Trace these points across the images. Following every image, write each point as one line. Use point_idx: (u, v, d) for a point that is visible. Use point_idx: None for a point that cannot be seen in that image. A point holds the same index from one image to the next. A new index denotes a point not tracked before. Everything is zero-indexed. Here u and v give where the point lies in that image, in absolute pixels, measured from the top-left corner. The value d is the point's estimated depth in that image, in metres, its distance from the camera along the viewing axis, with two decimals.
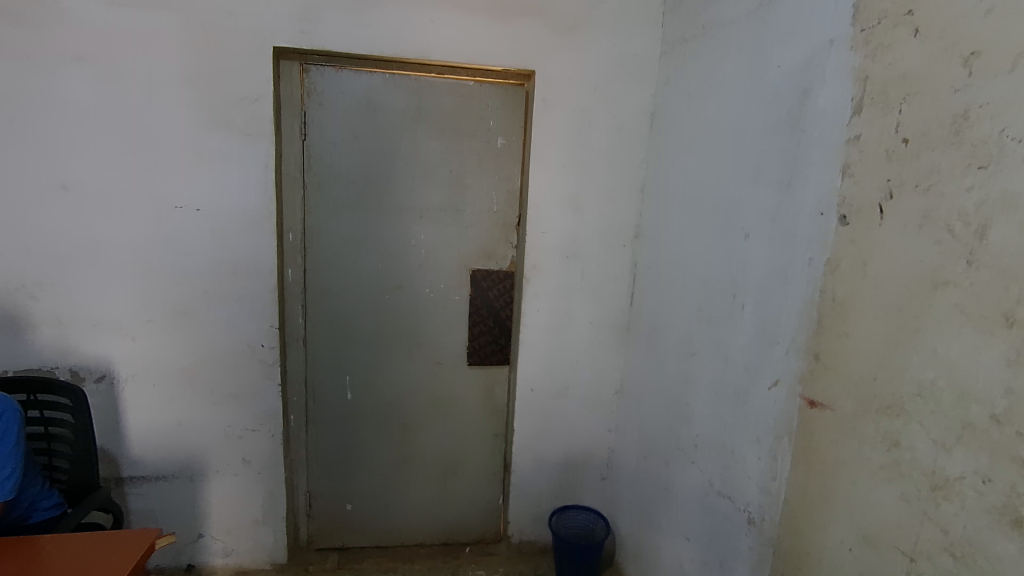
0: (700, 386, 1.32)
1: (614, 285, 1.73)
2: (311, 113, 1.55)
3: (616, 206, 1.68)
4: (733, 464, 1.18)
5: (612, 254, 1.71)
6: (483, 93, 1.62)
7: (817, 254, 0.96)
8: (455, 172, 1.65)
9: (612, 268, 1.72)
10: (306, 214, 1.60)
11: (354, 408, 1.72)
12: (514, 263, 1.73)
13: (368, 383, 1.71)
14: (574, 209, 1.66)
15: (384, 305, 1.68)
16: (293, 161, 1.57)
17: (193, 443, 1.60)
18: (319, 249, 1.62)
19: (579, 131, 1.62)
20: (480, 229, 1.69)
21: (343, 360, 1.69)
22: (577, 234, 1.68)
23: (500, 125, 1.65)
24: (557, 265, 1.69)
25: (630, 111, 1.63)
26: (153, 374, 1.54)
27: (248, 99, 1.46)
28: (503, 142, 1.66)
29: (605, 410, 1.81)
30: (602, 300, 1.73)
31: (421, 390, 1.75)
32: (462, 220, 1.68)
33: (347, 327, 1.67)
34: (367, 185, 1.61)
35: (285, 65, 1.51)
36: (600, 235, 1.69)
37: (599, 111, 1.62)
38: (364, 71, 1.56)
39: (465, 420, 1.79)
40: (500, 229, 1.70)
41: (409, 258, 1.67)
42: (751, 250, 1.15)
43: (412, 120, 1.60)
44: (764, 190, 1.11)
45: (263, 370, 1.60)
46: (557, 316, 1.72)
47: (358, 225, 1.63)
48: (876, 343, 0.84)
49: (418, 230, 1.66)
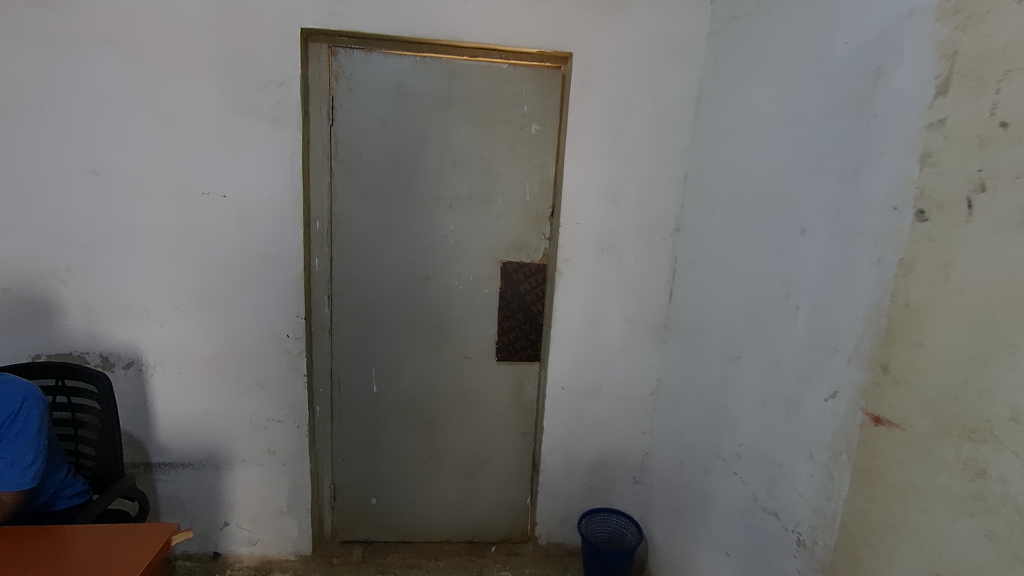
0: (746, 393, 1.23)
1: (652, 280, 1.64)
2: (338, 98, 1.50)
3: (657, 196, 1.59)
4: (781, 479, 1.09)
5: (652, 248, 1.62)
6: (517, 76, 1.54)
7: (887, 253, 0.86)
8: (486, 160, 1.58)
9: (650, 263, 1.63)
10: (333, 202, 1.56)
11: (380, 402, 1.68)
12: (546, 255, 1.65)
13: (394, 376, 1.67)
14: (612, 199, 1.58)
15: (411, 297, 1.63)
16: (321, 147, 1.53)
17: (219, 433, 1.59)
18: (346, 238, 1.58)
19: (619, 117, 1.53)
20: (512, 221, 1.62)
21: (370, 352, 1.65)
22: (613, 226, 1.59)
23: (534, 110, 1.57)
24: (592, 259, 1.61)
25: (674, 95, 1.53)
26: (180, 362, 1.53)
27: (275, 82, 1.42)
28: (538, 129, 1.58)
29: (639, 412, 1.73)
30: (639, 296, 1.65)
31: (447, 385, 1.70)
32: (492, 210, 1.61)
33: (374, 319, 1.63)
34: (395, 172, 1.56)
35: (314, 48, 1.46)
36: (638, 228, 1.60)
37: (640, 96, 1.52)
38: (394, 54, 1.50)
39: (493, 416, 1.73)
40: (533, 220, 1.63)
41: (437, 249, 1.61)
42: (808, 247, 1.05)
43: (442, 106, 1.53)
44: (824, 180, 1.01)
45: (288, 360, 1.57)
46: (591, 312, 1.64)
47: (386, 214, 1.58)
48: (959, 357, 0.74)
49: (447, 220, 1.60)
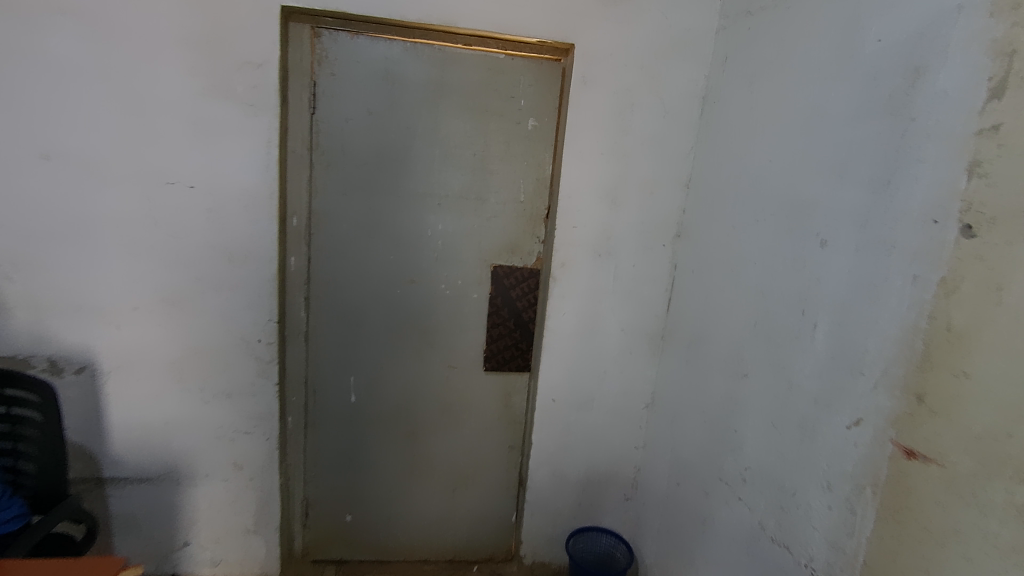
0: (753, 413, 1.15)
1: (650, 288, 1.56)
2: (321, 84, 1.38)
3: (658, 200, 1.50)
4: (793, 509, 1.01)
5: (651, 254, 1.54)
6: (515, 68, 1.44)
7: (925, 271, 0.79)
8: (478, 157, 1.48)
9: (649, 270, 1.55)
10: (311, 196, 1.44)
11: (358, 412, 1.57)
12: (540, 259, 1.55)
13: (374, 384, 1.57)
14: (611, 202, 1.49)
15: (394, 301, 1.53)
16: (300, 137, 1.40)
17: (181, 444, 1.46)
18: (325, 236, 1.46)
19: (621, 114, 1.44)
20: (505, 222, 1.52)
21: (348, 358, 1.54)
22: (612, 230, 1.51)
23: (532, 104, 1.47)
24: (589, 264, 1.52)
25: (680, 94, 1.45)
26: (139, 367, 1.40)
27: (251, 64, 1.30)
28: (535, 125, 1.48)
29: (632, 426, 1.65)
30: (636, 305, 1.56)
31: (431, 395, 1.59)
32: (484, 210, 1.51)
33: (353, 323, 1.52)
34: (381, 166, 1.45)
35: (295, 28, 1.34)
36: (638, 232, 1.52)
37: (645, 93, 1.44)
38: (382, 38, 1.38)
39: (479, 429, 1.64)
40: (527, 222, 1.53)
41: (423, 250, 1.51)
42: (829, 260, 0.97)
43: (433, 97, 1.43)
44: (851, 188, 0.93)
45: (258, 367, 1.45)
46: (585, 320, 1.55)
47: (370, 211, 1.47)
48: (1012, 389, 0.67)
49: (435, 220, 1.50)
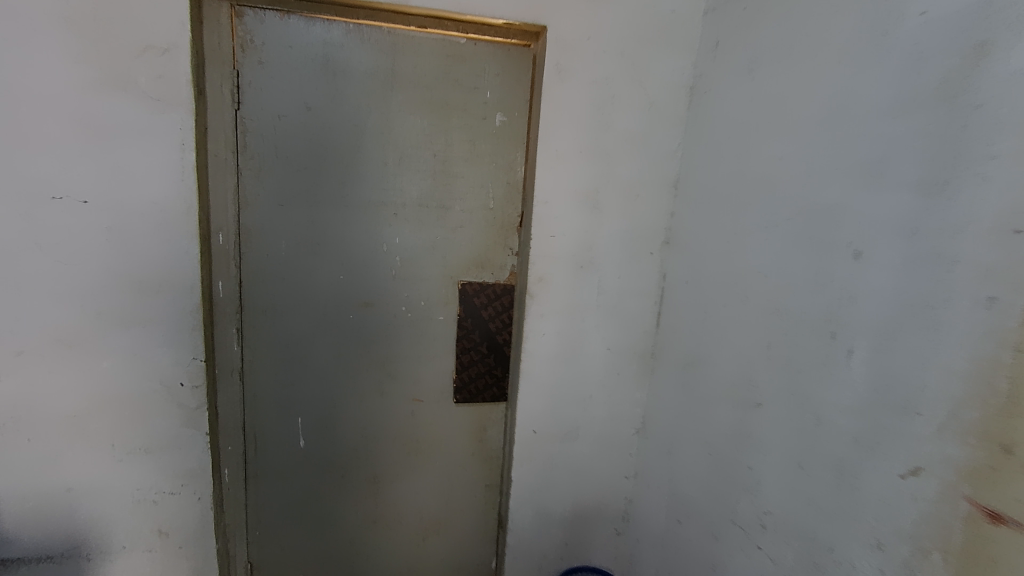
0: (771, 451, 1.00)
1: (637, 302, 1.40)
2: (246, 74, 1.15)
3: (644, 204, 1.34)
4: (830, 568, 0.86)
5: (637, 264, 1.37)
6: (479, 55, 1.25)
7: (1004, 292, 0.64)
8: (439, 158, 1.27)
9: (635, 282, 1.39)
10: (240, 209, 1.21)
11: (308, 457, 1.36)
12: (514, 274, 1.37)
13: (326, 425, 1.35)
14: (592, 207, 1.31)
15: (346, 329, 1.31)
16: (223, 138, 1.17)
17: (89, 514, 1.20)
18: (260, 256, 1.24)
19: (601, 108, 1.26)
20: (472, 233, 1.33)
21: (294, 397, 1.32)
22: (594, 238, 1.33)
23: (499, 97, 1.28)
24: (569, 278, 1.34)
25: (665, 84, 1.28)
26: (28, 426, 1.13)
27: (155, 49, 1.05)
28: (503, 120, 1.29)
29: (621, 454, 1.49)
30: (622, 321, 1.40)
31: (394, 434, 1.38)
32: (448, 220, 1.31)
33: (299, 357, 1.30)
34: (323, 171, 1.23)
35: (210, 7, 1.11)
36: (622, 241, 1.35)
37: (627, 83, 1.26)
38: (320, 19, 1.16)
39: (450, 469, 1.44)
40: (497, 232, 1.34)
41: (379, 268, 1.29)
42: (865, 276, 0.82)
43: (384, 89, 1.22)
44: (891, 191, 0.78)
45: (182, 416, 1.20)
46: (567, 341, 1.38)
47: (313, 224, 1.25)
48: None
49: (391, 233, 1.28)
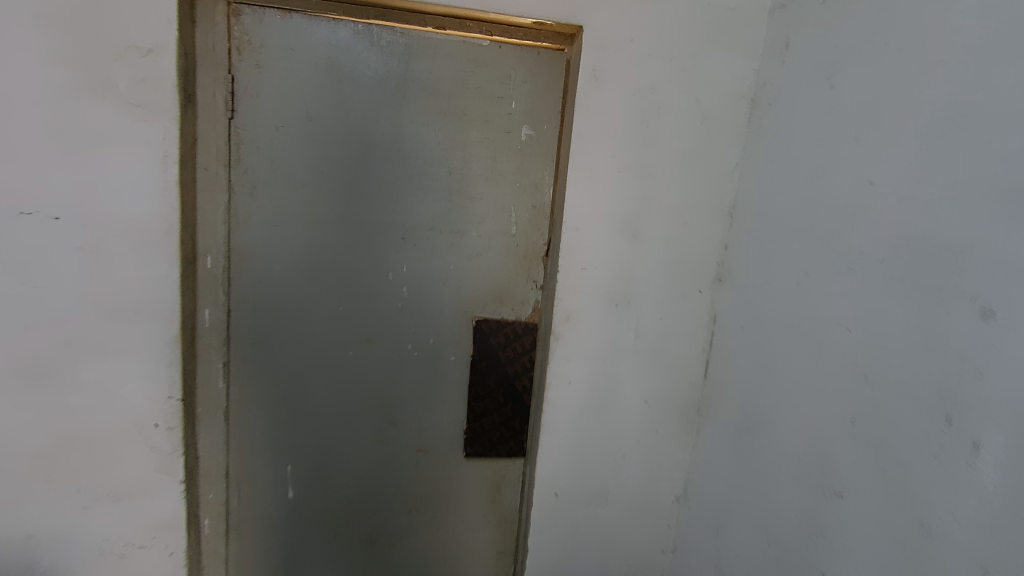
0: (854, 558, 0.77)
1: (681, 347, 1.20)
2: (242, 80, 1.03)
3: (693, 234, 1.14)
4: None
5: (683, 303, 1.17)
6: (504, 60, 1.10)
7: None
8: (455, 177, 1.12)
9: (680, 324, 1.18)
10: (230, 229, 1.08)
11: (298, 510, 1.20)
12: (538, 311, 1.20)
13: (319, 474, 1.19)
14: (631, 236, 1.13)
15: (345, 366, 1.15)
16: (214, 150, 1.05)
17: (51, 565, 1.06)
18: (251, 282, 1.10)
19: (644, 121, 1.08)
20: (491, 262, 1.16)
21: (284, 441, 1.17)
22: (632, 273, 1.14)
23: (525, 107, 1.12)
24: (602, 318, 1.15)
25: (721, 94, 1.09)
26: None
27: (138, 49, 0.94)
28: (530, 134, 1.13)
29: (658, 524, 1.27)
30: (663, 370, 1.20)
31: (395, 488, 1.22)
32: (463, 247, 1.15)
33: (291, 396, 1.15)
34: (324, 189, 1.09)
35: (204, 4, 1.00)
36: (666, 276, 1.15)
37: (675, 93, 1.08)
38: (325, 19, 1.04)
39: (458, 531, 1.26)
40: (520, 261, 1.17)
41: (383, 299, 1.14)
42: (999, 345, 0.61)
43: (395, 96, 1.07)
44: None
45: (154, 460, 1.06)
46: (598, 391, 1.18)
47: (311, 248, 1.11)
48: None
49: (399, 260, 1.13)
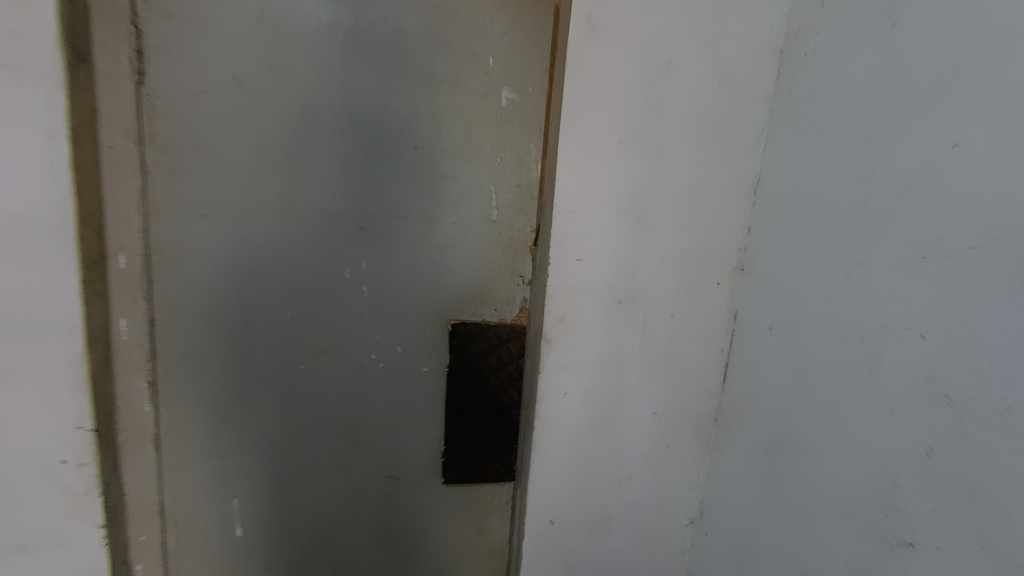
0: None
1: (695, 350, 1.02)
2: (151, 35, 0.83)
3: (710, 217, 0.96)
4: None
5: (697, 299, 1.00)
6: (478, 7, 0.90)
7: None
8: (422, 153, 0.93)
9: (694, 323, 1.01)
10: (147, 221, 0.89)
11: (250, 550, 1.03)
12: (525, 311, 1.02)
13: (273, 509, 1.02)
14: (636, 221, 0.94)
15: (298, 382, 0.98)
16: (121, 124, 0.85)
17: None
18: (178, 286, 0.92)
19: (651, 80, 0.89)
20: (467, 255, 0.98)
21: (229, 471, 1.00)
22: (638, 265, 0.96)
23: (506, 66, 0.92)
24: (602, 319, 0.97)
25: (744, 46, 0.90)
26: None
27: None
28: (512, 99, 0.94)
29: (670, 551, 1.11)
30: (675, 376, 1.02)
31: (362, 521, 1.05)
32: (433, 238, 0.96)
33: (234, 419, 0.98)
34: (262, 171, 0.90)
35: None
36: (677, 267, 0.97)
37: (689, 45, 0.89)
38: None
39: (439, 564, 1.10)
40: (502, 254, 1.00)
41: (340, 303, 0.96)
42: None
43: (345, 54, 0.88)
44: None
45: (65, 505, 0.86)
46: (599, 404, 1.01)
47: (249, 245, 0.92)
48: None
49: (356, 256, 0.95)
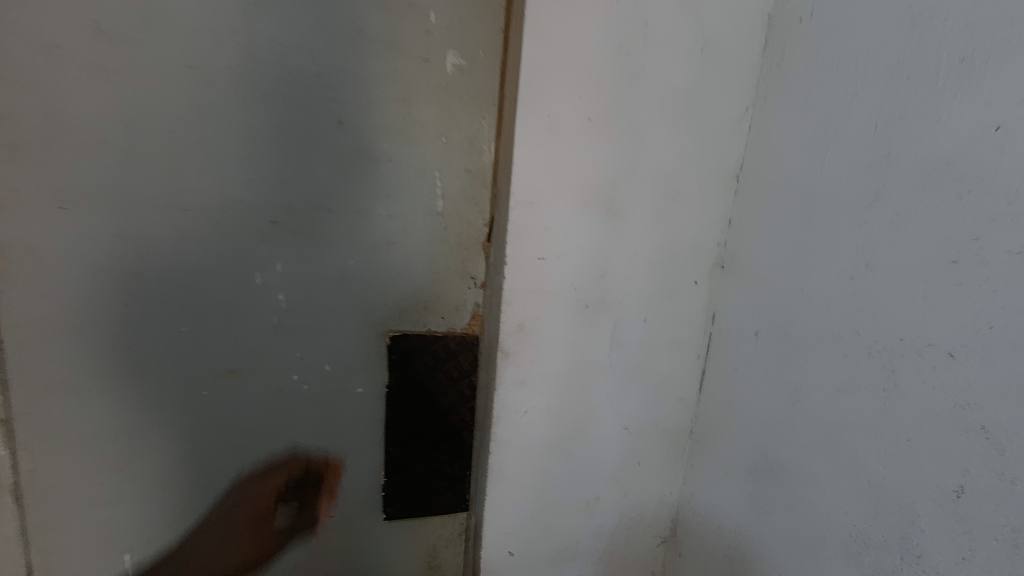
0: None
1: (670, 358, 0.91)
2: None
3: (687, 207, 0.84)
4: None
5: (673, 301, 0.88)
6: None
7: None
8: (350, 130, 0.76)
9: (669, 327, 0.89)
10: None
11: None
12: (478, 319, 0.88)
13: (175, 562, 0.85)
14: (606, 213, 0.81)
15: (203, 411, 0.81)
16: None
17: None
18: (32, 299, 0.72)
19: (625, 45, 0.75)
20: (409, 253, 0.83)
21: (117, 522, 0.81)
22: (608, 263, 0.83)
23: (452, 26, 0.77)
24: (568, 325, 0.84)
25: (729, 10, 0.78)
26: None
27: None
28: (459, 66, 0.78)
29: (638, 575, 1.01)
30: (648, 387, 0.91)
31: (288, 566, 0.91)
32: (366, 234, 0.80)
33: (120, 460, 0.79)
34: (141, 152, 0.71)
35: None
36: (652, 266, 0.85)
37: (669, 5, 0.75)
38: None
39: None
40: (451, 252, 0.85)
41: (252, 314, 0.79)
42: None
43: (247, 3, 0.69)
44: None
45: None
46: (563, 422, 0.89)
47: (129, 245, 0.73)
48: None
49: (271, 257, 0.78)
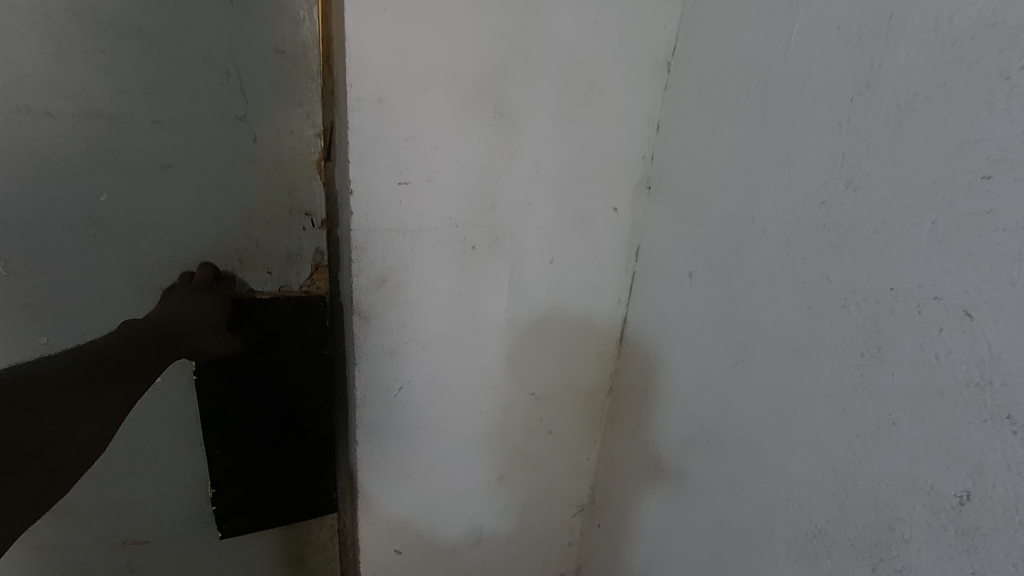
0: None
1: (586, 305, 0.72)
2: None
3: (605, 109, 0.62)
4: None
5: (588, 235, 0.68)
6: None
7: None
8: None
9: (585, 268, 0.70)
10: None
11: None
12: (322, 269, 0.75)
13: None
14: (492, 117, 0.58)
15: None
16: None
17: None
18: None
19: None
20: (200, 182, 0.66)
21: None
22: (500, 188, 0.61)
23: None
24: (450, 275, 0.63)
25: None
26: None
27: None
28: None
29: (553, 547, 0.88)
30: (558, 343, 0.73)
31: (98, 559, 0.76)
32: (124, 160, 0.62)
33: None
34: None
35: None
36: (559, 190, 0.64)
37: None
38: None
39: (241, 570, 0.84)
40: (267, 180, 0.69)
41: None
42: None
43: None
44: None
45: None
46: (451, 395, 0.69)
47: None
48: None
49: None
